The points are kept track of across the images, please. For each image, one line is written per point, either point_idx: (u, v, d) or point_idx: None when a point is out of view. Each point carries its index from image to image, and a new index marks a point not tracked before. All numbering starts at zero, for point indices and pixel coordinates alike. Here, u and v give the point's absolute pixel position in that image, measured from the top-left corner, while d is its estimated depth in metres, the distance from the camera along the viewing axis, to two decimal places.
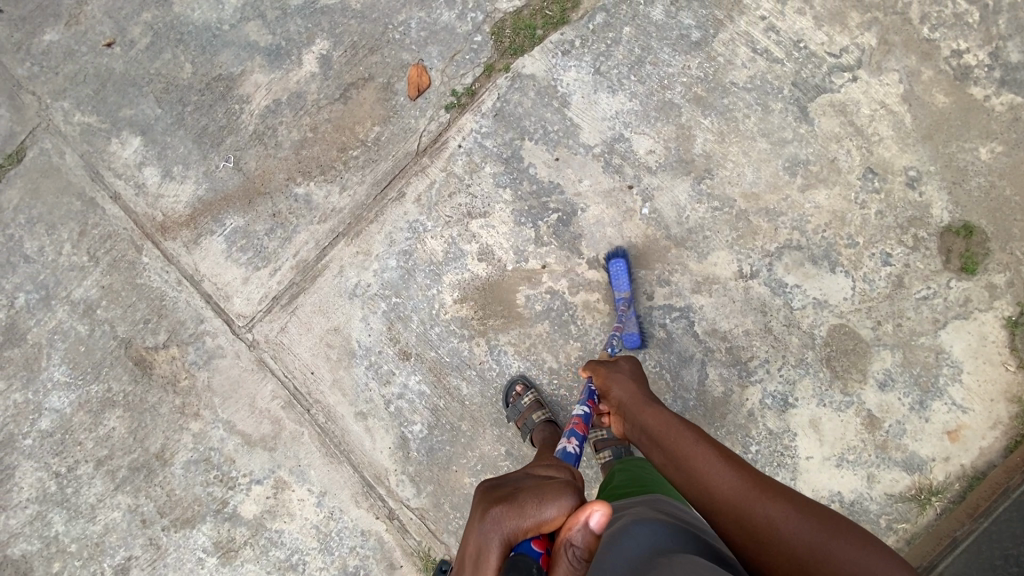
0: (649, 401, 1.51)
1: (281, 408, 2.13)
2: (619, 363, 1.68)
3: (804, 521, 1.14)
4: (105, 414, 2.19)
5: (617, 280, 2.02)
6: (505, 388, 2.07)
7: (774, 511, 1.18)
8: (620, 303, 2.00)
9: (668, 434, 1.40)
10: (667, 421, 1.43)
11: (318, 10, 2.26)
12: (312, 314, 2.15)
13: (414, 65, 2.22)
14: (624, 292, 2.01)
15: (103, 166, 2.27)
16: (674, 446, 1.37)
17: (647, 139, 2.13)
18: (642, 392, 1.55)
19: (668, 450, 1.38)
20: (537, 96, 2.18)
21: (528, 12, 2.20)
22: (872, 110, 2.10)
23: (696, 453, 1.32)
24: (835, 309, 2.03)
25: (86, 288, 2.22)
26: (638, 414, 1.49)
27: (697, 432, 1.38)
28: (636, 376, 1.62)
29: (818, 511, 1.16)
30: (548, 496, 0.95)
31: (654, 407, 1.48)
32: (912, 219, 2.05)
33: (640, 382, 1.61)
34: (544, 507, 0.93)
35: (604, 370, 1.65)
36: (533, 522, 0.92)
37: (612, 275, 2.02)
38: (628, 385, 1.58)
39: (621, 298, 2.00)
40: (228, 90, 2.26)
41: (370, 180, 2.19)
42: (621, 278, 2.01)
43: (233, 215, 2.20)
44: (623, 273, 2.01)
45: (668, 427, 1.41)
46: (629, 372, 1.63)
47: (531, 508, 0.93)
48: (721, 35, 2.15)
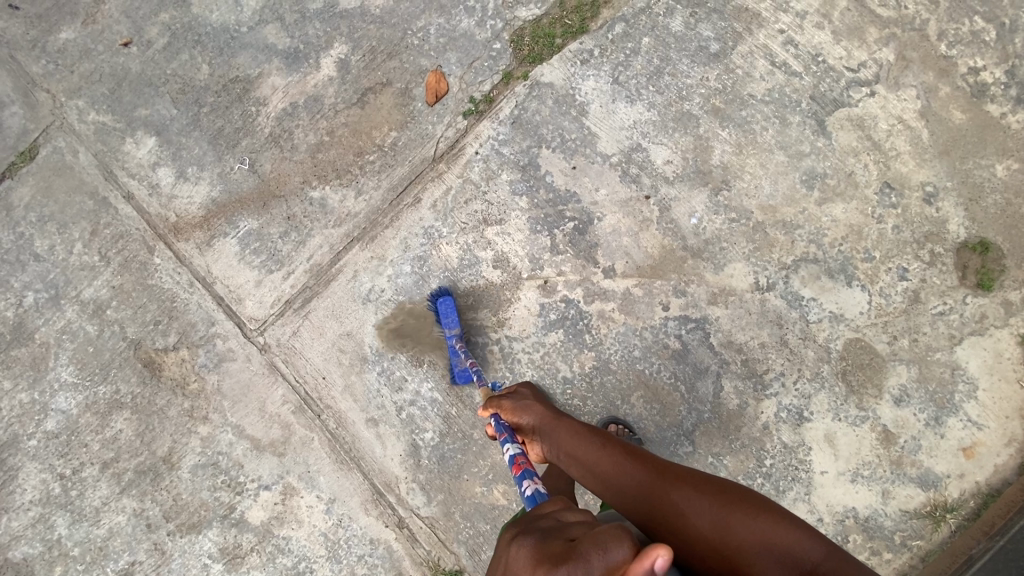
0: (557, 417, 1.54)
1: (291, 413, 2.10)
2: (520, 391, 1.67)
3: (704, 499, 1.23)
4: (112, 416, 2.16)
5: (446, 318, 2.01)
6: None
7: (679, 496, 1.24)
8: (451, 340, 2.01)
9: (580, 445, 1.43)
10: (577, 432, 1.47)
11: (337, 14, 2.26)
12: (324, 319, 2.13)
13: (433, 71, 2.22)
14: (453, 328, 2.00)
15: (117, 166, 2.25)
16: (585, 456, 1.41)
17: (664, 150, 2.13)
18: (550, 410, 1.57)
19: (582, 461, 1.41)
20: (555, 105, 2.18)
21: (548, 21, 2.20)
22: (890, 125, 2.10)
23: (605, 456, 1.39)
24: (851, 324, 2.03)
25: (96, 288, 2.20)
26: (551, 433, 1.50)
27: (602, 435, 1.44)
28: (540, 398, 1.63)
29: (715, 486, 1.25)
30: (607, 542, 0.89)
31: (563, 421, 1.51)
32: (928, 234, 2.05)
33: (545, 402, 1.62)
34: (609, 553, 0.87)
35: (508, 403, 1.63)
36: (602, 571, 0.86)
37: (440, 313, 2.00)
38: (535, 408, 1.58)
39: (451, 336, 2.00)
40: (245, 92, 2.25)
41: (386, 186, 2.18)
42: (449, 316, 2.00)
43: (248, 217, 2.19)
44: (450, 310, 2.00)
45: (579, 437, 1.45)
46: (533, 396, 1.63)
47: (594, 558, 0.87)
48: (740, 47, 2.15)
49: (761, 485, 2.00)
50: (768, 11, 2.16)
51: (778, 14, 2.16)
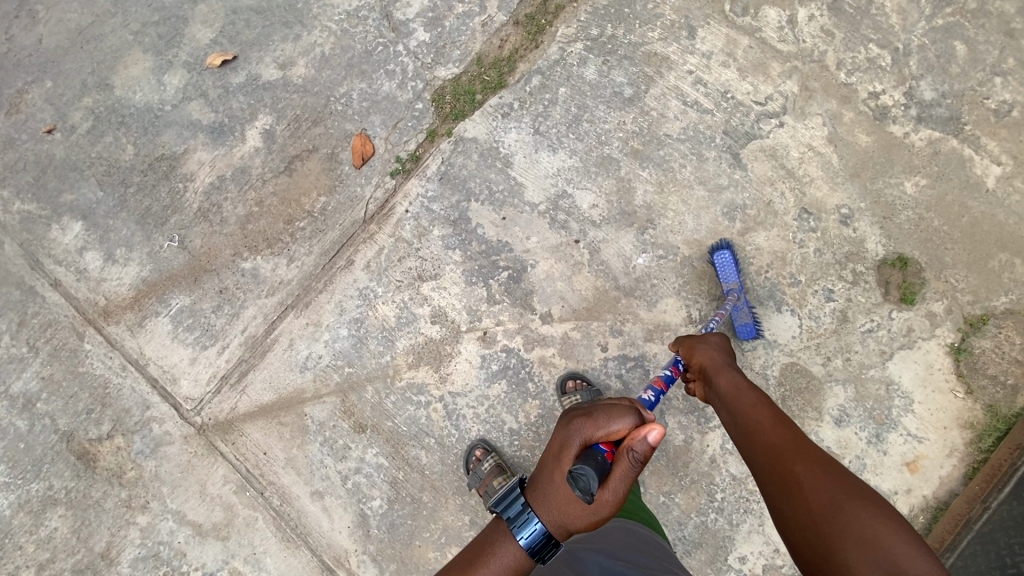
0: (729, 367, 1.55)
1: (234, 493, 2.04)
2: (706, 335, 1.72)
3: (833, 482, 1.15)
4: (47, 513, 2.07)
5: (724, 272, 2.04)
6: (464, 454, 2.02)
7: (806, 471, 1.19)
8: (729, 294, 2.02)
9: (735, 394, 1.45)
10: (738, 381, 1.49)
11: (259, 86, 2.29)
12: (263, 391, 2.09)
13: (358, 135, 2.25)
14: (732, 282, 2.02)
15: (43, 253, 2.22)
16: (739, 406, 1.42)
17: (590, 194, 2.18)
18: (726, 360, 1.59)
19: (734, 410, 1.43)
20: (480, 158, 2.23)
21: (467, 78, 2.27)
22: (801, 153, 2.19)
23: (755, 413, 1.38)
24: (785, 349, 2.07)
25: (25, 381, 2.14)
26: (714, 377, 1.54)
27: (762, 396, 1.43)
28: (724, 349, 1.65)
29: (855, 483, 1.15)
30: (615, 414, 1.26)
31: (732, 373, 1.52)
32: (849, 254, 2.12)
33: (730, 352, 1.65)
34: (613, 422, 1.25)
35: (690, 340, 1.70)
36: (605, 431, 1.24)
37: (718, 267, 2.04)
38: (712, 352, 1.61)
39: (732, 289, 2.01)
40: (172, 169, 2.25)
41: (317, 251, 2.18)
42: (727, 269, 2.03)
43: (179, 294, 2.16)
44: (729, 264, 2.03)
45: (738, 390, 1.46)
46: (716, 344, 1.65)
47: (603, 421, 1.25)
48: (653, 90, 2.23)
49: (714, 520, 1.99)
50: (676, 54, 2.26)
51: (685, 56, 2.26)
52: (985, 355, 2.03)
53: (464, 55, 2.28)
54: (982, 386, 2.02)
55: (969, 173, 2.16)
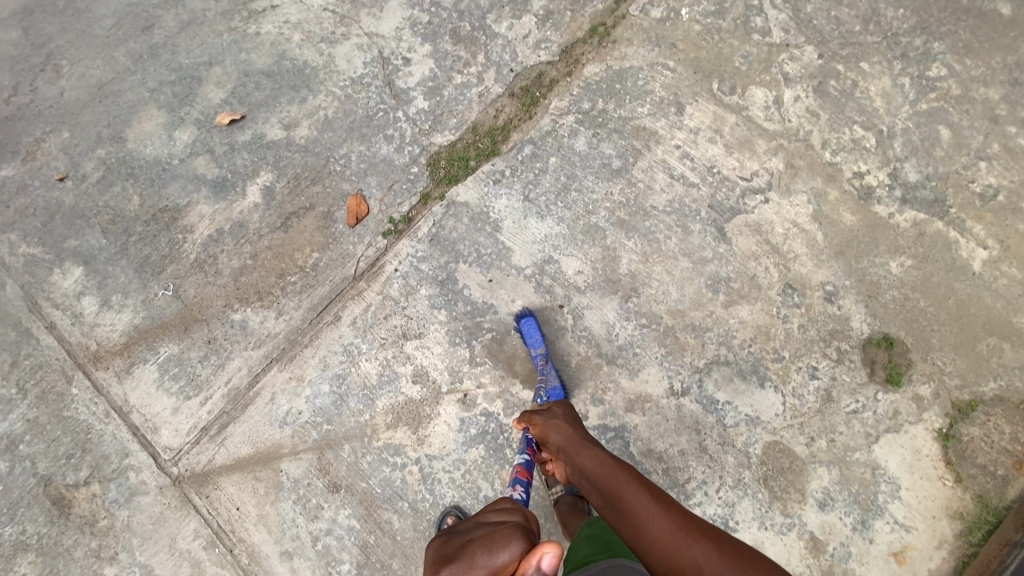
0: (584, 442, 1.59)
1: (203, 549, 2.02)
2: (552, 407, 1.77)
3: (719, 556, 1.19)
4: (16, 559, 2.05)
5: (530, 338, 2.10)
6: (437, 521, 2.00)
7: (701, 554, 1.20)
8: (536, 359, 2.07)
9: (602, 473, 1.47)
10: (601, 460, 1.50)
11: (264, 145, 2.40)
12: (241, 445, 2.10)
13: (354, 194, 2.33)
14: (539, 347, 2.08)
15: (42, 297, 2.28)
16: (610, 487, 1.42)
17: (575, 261, 2.22)
18: (578, 433, 1.63)
19: (606, 493, 1.42)
20: (470, 222, 2.29)
21: (462, 145, 2.36)
22: (786, 229, 2.22)
23: (629, 495, 1.37)
24: (767, 426, 2.04)
25: (10, 422, 2.17)
26: (575, 457, 1.56)
27: (627, 468, 1.46)
28: (570, 418, 1.71)
29: (736, 549, 1.21)
30: (497, 546, 1.11)
31: (592, 449, 1.55)
32: (834, 332, 2.11)
33: (574, 422, 1.70)
34: (495, 556, 1.09)
35: (539, 418, 1.73)
36: (487, 571, 1.07)
37: (524, 333, 2.10)
38: (563, 428, 1.66)
39: (538, 355, 2.07)
40: (174, 220, 2.34)
41: (306, 305, 2.23)
42: (533, 335, 2.09)
43: (168, 343, 2.20)
44: (535, 331, 2.10)
45: (603, 467, 1.48)
46: (563, 416, 1.72)
47: (484, 559, 1.09)
48: (640, 162, 2.30)
49: None
50: (663, 129, 2.33)
51: (673, 131, 2.33)
52: (973, 443, 1.99)
53: (460, 122, 2.38)
54: (971, 475, 1.97)
55: (955, 255, 2.17)
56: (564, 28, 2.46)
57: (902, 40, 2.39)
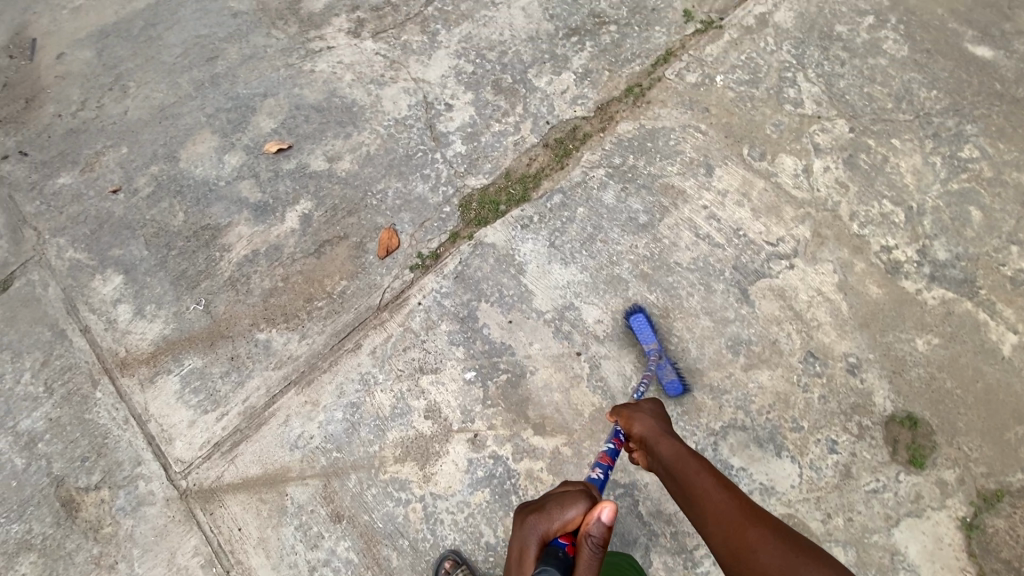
0: (667, 437, 1.63)
1: (200, 567, 2.02)
2: (640, 402, 1.79)
3: (785, 549, 1.28)
4: (17, 559, 2.07)
5: (642, 334, 2.14)
6: (434, 564, 1.97)
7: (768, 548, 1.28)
8: (650, 354, 2.11)
9: (679, 465, 1.54)
10: (679, 451, 1.56)
11: (306, 174, 2.52)
12: (250, 464, 2.11)
13: (386, 228, 2.41)
14: (651, 343, 2.12)
15: (81, 300, 2.38)
16: (684, 477, 1.51)
17: (596, 310, 2.24)
18: (663, 428, 1.67)
19: (682, 486, 1.50)
20: (496, 263, 2.34)
21: (494, 189, 2.44)
22: (810, 296, 2.21)
23: (702, 484, 1.46)
24: (781, 497, 1.98)
25: (33, 420, 2.23)
26: (657, 449, 1.61)
27: (702, 461, 1.53)
28: (657, 415, 1.73)
29: (801, 544, 1.29)
30: (567, 502, 1.35)
31: (674, 443, 1.60)
32: (855, 406, 2.07)
33: (660, 416, 1.73)
34: (566, 510, 1.33)
35: (627, 409, 1.76)
36: (560, 523, 1.31)
37: (636, 329, 2.15)
38: (648, 422, 1.69)
39: (651, 350, 2.11)
40: (213, 238, 2.44)
41: (329, 331, 2.28)
42: (645, 331, 2.14)
43: (193, 356, 2.26)
44: (646, 327, 2.14)
45: (681, 458, 1.55)
46: (650, 412, 1.73)
47: (557, 513, 1.32)
48: (667, 219, 2.34)
49: None
50: (692, 189, 2.38)
51: (701, 191, 2.38)
52: (999, 536, 1.91)
53: (495, 168, 2.47)
54: (996, 571, 1.87)
55: (984, 337, 2.13)
56: (601, 86, 2.58)
57: (934, 120, 2.43)
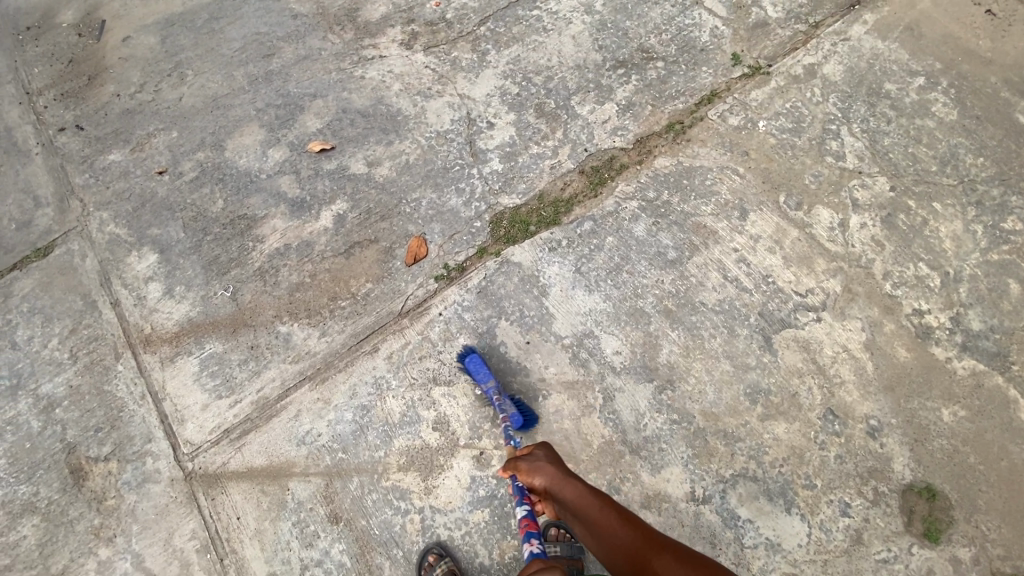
0: (566, 481, 1.71)
1: (195, 551, 2.03)
2: (535, 452, 1.82)
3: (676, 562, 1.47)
4: (21, 520, 2.10)
5: (478, 374, 2.14)
6: (417, 556, 1.98)
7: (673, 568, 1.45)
8: (489, 393, 2.11)
9: (583, 507, 1.65)
10: (581, 493, 1.67)
11: (345, 176, 2.58)
12: (256, 454, 2.13)
13: (416, 236, 2.45)
14: (488, 381, 2.12)
15: (115, 274, 2.45)
16: (589, 516, 1.64)
17: (615, 340, 2.22)
18: (561, 473, 1.73)
19: (592, 526, 1.64)
20: (520, 282, 2.34)
21: (526, 210, 2.46)
22: (835, 352, 2.17)
23: (605, 520, 1.62)
24: (787, 555, 1.92)
25: (55, 384, 2.28)
26: (560, 496, 1.70)
27: (602, 498, 1.66)
28: (553, 460, 1.79)
29: (686, 554, 1.49)
30: None
31: (573, 484, 1.70)
32: (872, 470, 2.01)
33: (556, 460, 1.79)
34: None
35: (524, 464, 1.79)
36: None
37: (471, 371, 2.14)
38: (548, 472, 1.74)
39: (490, 389, 2.11)
40: (248, 228, 2.50)
41: (349, 331, 2.31)
42: (481, 371, 2.14)
43: (215, 341, 2.30)
44: (479, 366, 2.14)
45: (585, 500, 1.66)
46: (547, 459, 1.79)
47: None
48: (696, 258, 2.33)
49: None
50: (724, 230, 2.37)
51: (733, 234, 2.37)
52: None
53: (529, 189, 2.49)
54: None
55: (1014, 414, 2.06)
56: (642, 120, 2.61)
57: (978, 187, 2.39)
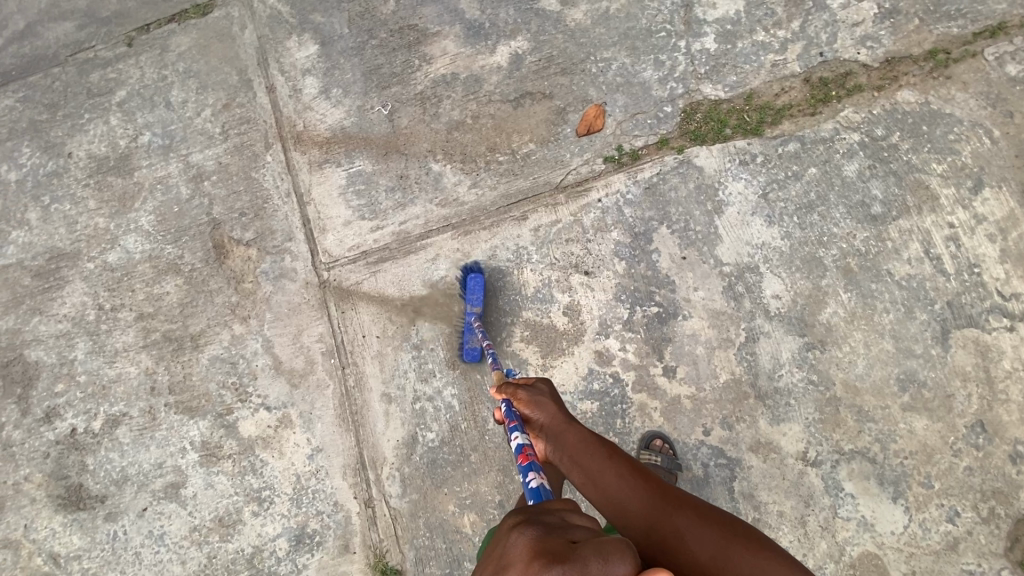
0: (566, 419, 1.39)
1: (321, 353, 2.15)
2: (539, 381, 1.49)
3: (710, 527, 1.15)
4: (167, 277, 2.23)
5: (470, 295, 2.03)
6: None
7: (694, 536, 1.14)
8: (470, 317, 2.02)
9: (586, 456, 1.30)
10: (585, 440, 1.33)
11: (533, 10, 2.22)
12: (390, 283, 2.16)
13: (596, 104, 2.17)
14: (475, 306, 2.02)
15: (273, 56, 2.28)
16: (592, 468, 1.28)
17: (778, 283, 2.04)
18: (563, 413, 1.40)
19: (588, 473, 1.28)
20: (695, 189, 2.10)
21: (727, 107, 2.12)
22: (1013, 367, 1.96)
23: (615, 473, 1.26)
24: (876, 537, 1.94)
25: (205, 157, 2.26)
26: (557, 435, 1.35)
27: (610, 448, 1.31)
28: (555, 394, 1.46)
29: (718, 516, 1.18)
30: (614, 554, 0.82)
31: (574, 425, 1.37)
32: (996, 490, 1.93)
33: (557, 398, 1.46)
34: (613, 565, 0.81)
35: (523, 391, 1.44)
36: None
37: (466, 289, 2.03)
38: (548, 404, 1.41)
39: (472, 314, 2.01)
40: (416, 43, 2.25)
41: (502, 190, 2.17)
42: (474, 293, 2.02)
43: (365, 159, 2.20)
44: (477, 288, 2.03)
45: (590, 448, 1.31)
46: (549, 392, 1.45)
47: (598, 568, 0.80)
48: (902, 221, 2.04)
49: None
50: (946, 199, 2.04)
51: (955, 206, 2.03)
52: None
53: (739, 84, 2.13)
54: None
55: None
56: (901, 36, 2.11)
57: None
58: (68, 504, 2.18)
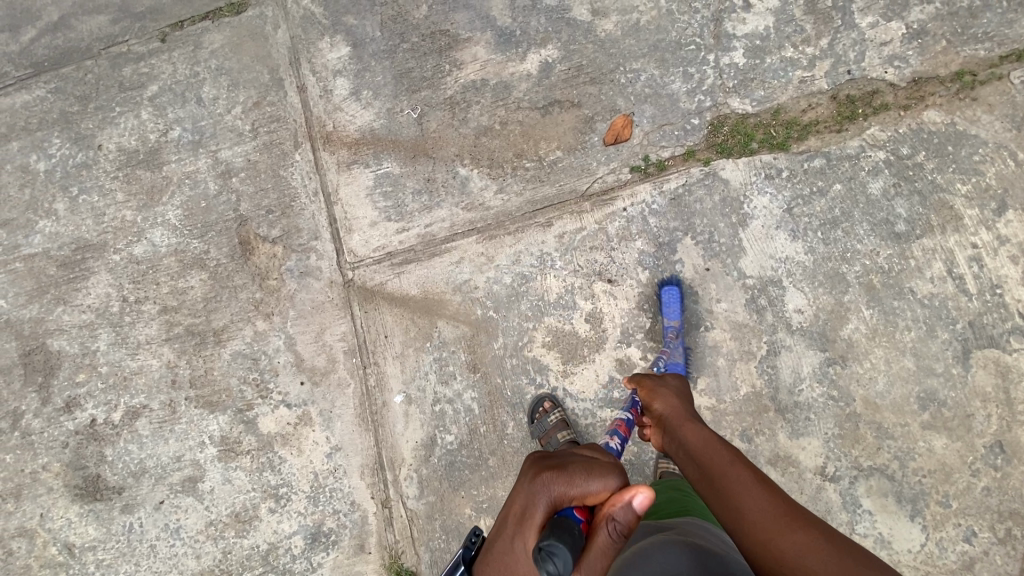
0: (688, 417, 1.56)
1: (343, 352, 2.16)
2: (665, 378, 1.73)
3: (835, 551, 1.22)
4: (192, 271, 2.25)
5: (668, 308, 2.02)
6: (532, 401, 2.08)
7: (811, 546, 1.23)
8: (667, 330, 2.01)
9: (705, 454, 1.45)
10: (709, 441, 1.47)
11: (564, 19, 2.24)
12: (413, 285, 2.17)
13: (624, 114, 2.19)
14: (673, 320, 2.01)
15: (304, 56, 2.31)
16: (713, 467, 1.42)
17: (801, 298, 2.05)
18: (684, 408, 1.59)
19: (706, 470, 1.43)
20: (720, 202, 2.12)
21: (753, 121, 2.14)
22: None
23: (735, 477, 1.38)
24: (892, 554, 1.94)
25: (233, 154, 2.29)
26: (677, 430, 1.54)
27: (735, 456, 1.44)
28: (679, 392, 1.66)
29: (844, 543, 1.24)
30: (594, 473, 1.23)
31: (697, 425, 1.53)
32: (1014, 512, 1.93)
33: (681, 395, 1.66)
34: (589, 482, 1.21)
35: (649, 383, 1.69)
36: (578, 492, 1.20)
37: (664, 301, 2.02)
38: (670, 399, 1.62)
39: (670, 327, 2.01)
40: (447, 48, 2.27)
41: (528, 196, 2.19)
42: (671, 306, 2.02)
43: (393, 161, 2.22)
44: (674, 300, 2.02)
45: (711, 449, 1.45)
46: (674, 388, 1.67)
47: (578, 480, 1.21)
48: (925, 240, 2.05)
49: None
50: (970, 220, 2.05)
51: (979, 227, 2.04)
52: None
53: (766, 99, 2.15)
54: None
55: None
56: (929, 56, 2.13)
57: None
58: (84, 495, 2.19)
